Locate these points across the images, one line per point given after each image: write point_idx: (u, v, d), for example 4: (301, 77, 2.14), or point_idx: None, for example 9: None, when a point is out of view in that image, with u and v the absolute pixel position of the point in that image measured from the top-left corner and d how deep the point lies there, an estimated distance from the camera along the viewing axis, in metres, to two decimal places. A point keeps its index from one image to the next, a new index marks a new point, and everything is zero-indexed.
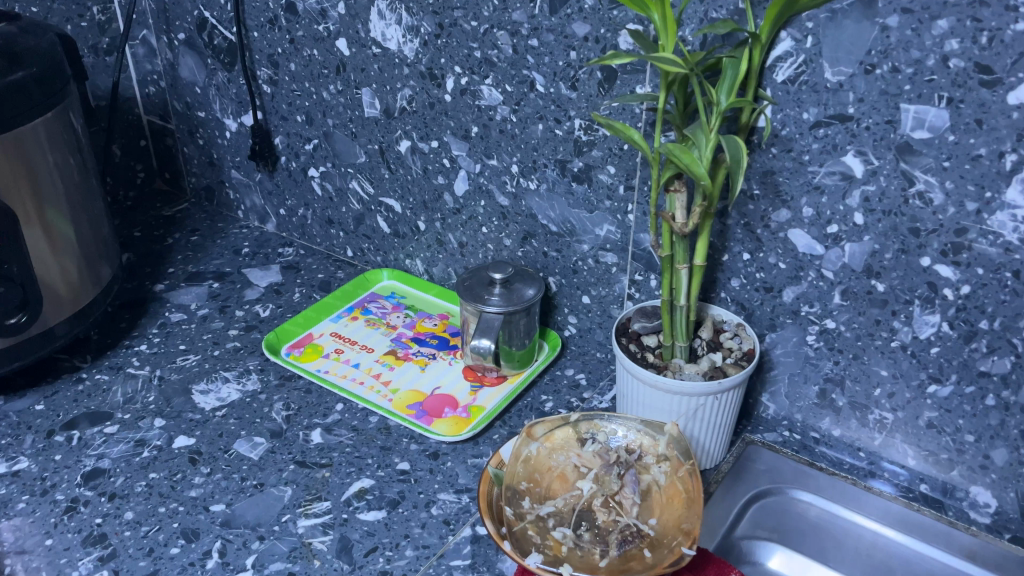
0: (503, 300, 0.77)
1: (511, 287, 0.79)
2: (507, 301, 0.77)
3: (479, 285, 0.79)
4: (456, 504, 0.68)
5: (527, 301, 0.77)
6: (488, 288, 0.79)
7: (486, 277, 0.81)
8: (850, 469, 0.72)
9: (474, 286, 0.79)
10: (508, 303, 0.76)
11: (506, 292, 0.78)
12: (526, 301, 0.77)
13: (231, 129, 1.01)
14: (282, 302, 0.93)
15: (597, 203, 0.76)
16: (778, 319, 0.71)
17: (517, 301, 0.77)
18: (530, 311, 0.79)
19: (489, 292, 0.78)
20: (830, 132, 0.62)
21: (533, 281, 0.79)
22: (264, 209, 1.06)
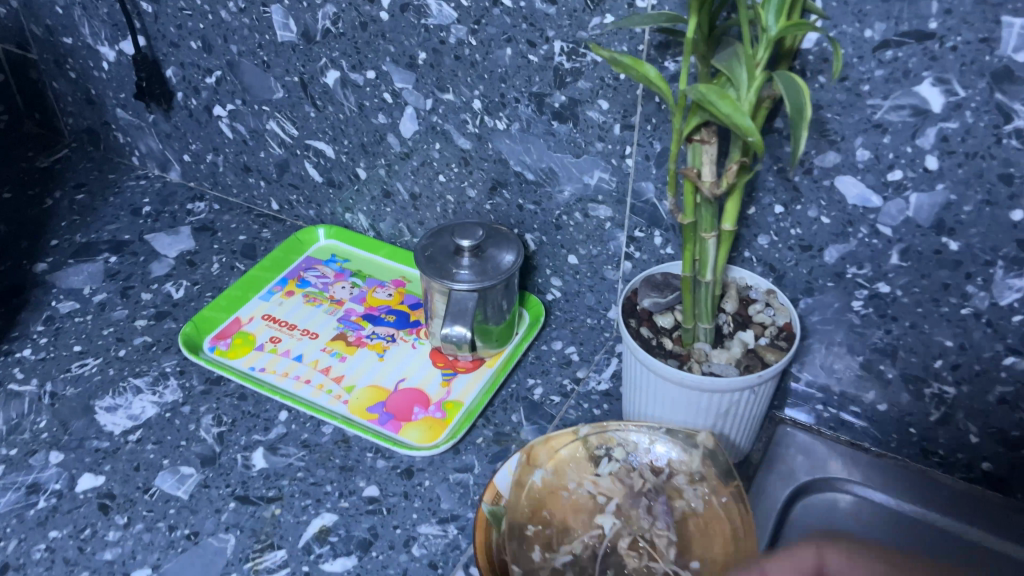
0: (478, 275, 0.63)
1: (483, 256, 0.64)
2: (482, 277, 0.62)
3: (443, 256, 0.64)
4: (443, 540, 0.56)
5: (505, 274, 0.63)
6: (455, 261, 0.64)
7: (449, 244, 0.65)
8: (899, 447, 0.61)
9: (436, 258, 0.64)
10: (483, 279, 0.62)
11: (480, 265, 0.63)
12: (503, 274, 0.63)
13: (108, 59, 0.81)
14: (198, 276, 0.77)
15: (586, 146, 0.61)
16: (816, 282, 0.58)
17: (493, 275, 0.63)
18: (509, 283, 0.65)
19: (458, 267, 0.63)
20: (901, 55, 0.47)
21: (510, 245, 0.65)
22: (164, 155, 0.87)
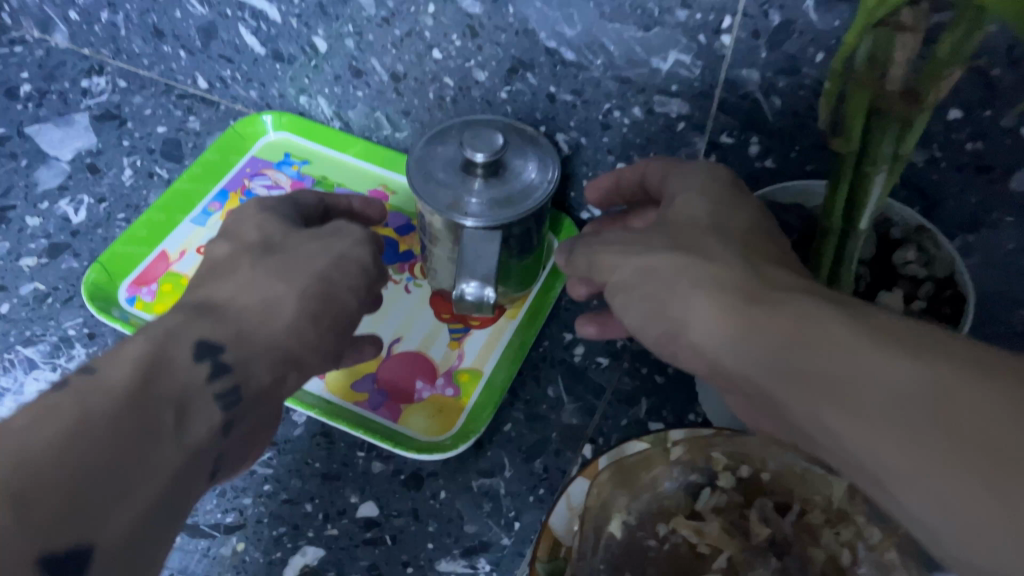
0: (498, 206, 0.43)
1: (504, 175, 0.44)
2: (505, 211, 0.42)
3: (447, 175, 0.44)
4: None
5: (537, 205, 0.43)
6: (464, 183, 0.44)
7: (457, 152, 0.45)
8: None
9: (438, 178, 0.44)
10: (506, 214, 0.42)
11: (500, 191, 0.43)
12: (534, 204, 0.43)
13: None
14: (105, 190, 0.57)
15: (663, 15, 0.41)
16: (986, 213, 0.41)
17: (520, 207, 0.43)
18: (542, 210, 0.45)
19: (469, 193, 0.43)
20: None
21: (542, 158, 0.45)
22: (40, 12, 0.63)
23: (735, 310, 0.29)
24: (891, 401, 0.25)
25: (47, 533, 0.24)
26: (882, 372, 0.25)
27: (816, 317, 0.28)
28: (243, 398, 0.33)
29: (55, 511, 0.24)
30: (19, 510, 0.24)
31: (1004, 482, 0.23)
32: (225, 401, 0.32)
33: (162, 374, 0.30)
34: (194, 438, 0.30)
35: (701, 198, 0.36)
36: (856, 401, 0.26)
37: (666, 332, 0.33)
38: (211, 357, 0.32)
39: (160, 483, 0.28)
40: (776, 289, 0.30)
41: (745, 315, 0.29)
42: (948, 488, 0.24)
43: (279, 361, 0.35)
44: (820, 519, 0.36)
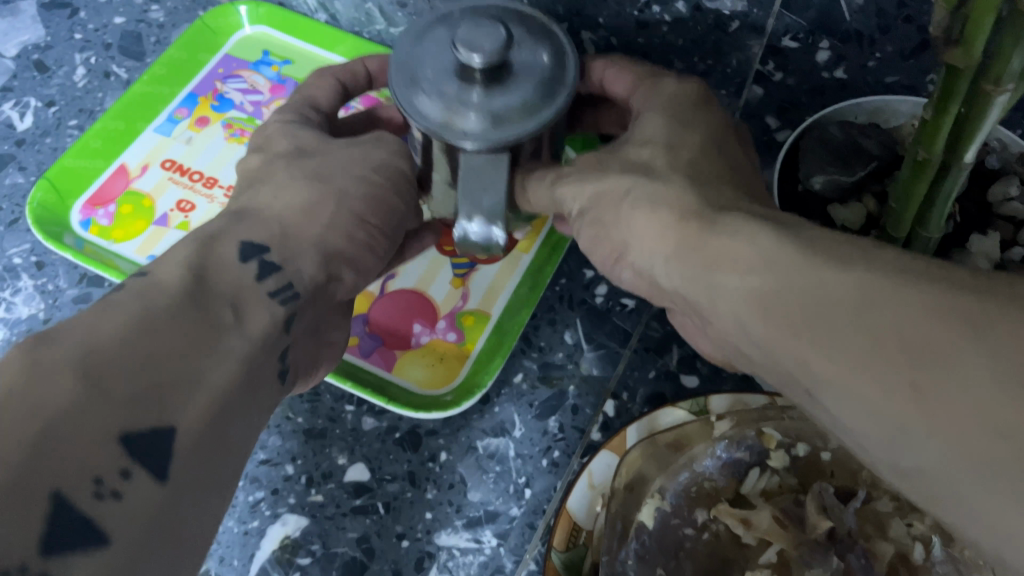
0: (498, 124, 0.31)
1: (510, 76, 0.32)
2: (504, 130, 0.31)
3: (431, 76, 0.32)
4: (477, 559, 0.36)
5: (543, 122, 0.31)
6: (453, 92, 0.32)
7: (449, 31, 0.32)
8: None
9: (418, 78, 0.32)
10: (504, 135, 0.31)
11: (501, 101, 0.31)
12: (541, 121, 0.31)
13: None
14: (55, 91, 0.49)
15: None
16: None
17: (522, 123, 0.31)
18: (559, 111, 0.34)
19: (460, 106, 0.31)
20: None
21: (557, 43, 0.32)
22: None
23: (653, 226, 0.26)
24: (806, 300, 0.20)
25: (122, 405, 0.22)
26: (794, 272, 0.21)
27: (741, 225, 0.23)
28: (301, 297, 0.30)
29: (131, 385, 0.23)
30: (92, 384, 0.22)
31: (930, 387, 0.18)
32: (283, 298, 0.29)
33: (234, 233, 0.30)
34: (261, 332, 0.28)
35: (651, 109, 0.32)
36: (828, 340, 0.19)
37: (602, 249, 0.30)
38: (259, 256, 0.29)
39: (231, 371, 0.26)
40: (712, 203, 0.26)
41: (673, 223, 0.26)
42: (878, 407, 0.18)
43: (331, 262, 0.33)
44: (890, 507, 0.31)
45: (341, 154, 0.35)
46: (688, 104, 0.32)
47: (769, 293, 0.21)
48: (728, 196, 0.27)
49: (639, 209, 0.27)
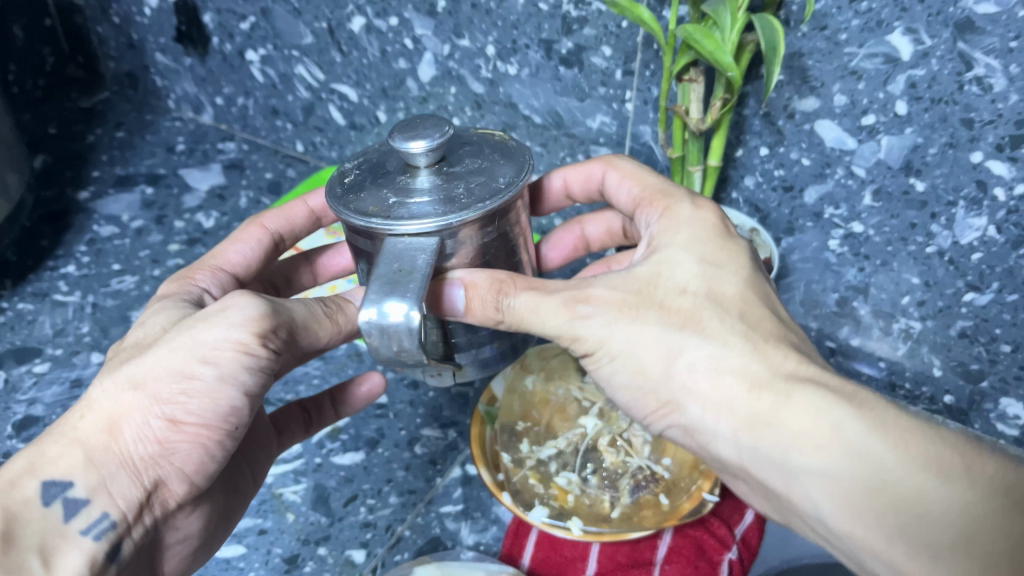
0: (418, 209, 0.40)
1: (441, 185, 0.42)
2: (416, 215, 0.40)
3: (388, 179, 0.43)
4: (442, 441, 0.62)
5: (451, 219, 0.39)
6: (394, 186, 0.42)
7: (397, 166, 0.45)
8: (869, 380, 0.67)
9: (376, 183, 0.43)
10: (413, 223, 0.39)
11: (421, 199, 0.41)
12: (447, 218, 0.39)
13: (150, 5, 0.86)
14: (228, 209, 0.83)
15: (590, 90, 0.65)
16: (796, 222, 0.63)
17: (433, 214, 0.40)
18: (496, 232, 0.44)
19: (395, 195, 0.42)
20: (875, 5, 0.51)
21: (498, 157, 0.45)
22: (198, 98, 0.92)
23: (741, 405, 0.41)
24: (908, 514, 0.35)
25: None
26: (899, 491, 0.36)
27: (833, 424, 0.38)
28: (116, 523, 0.41)
29: None
30: None
31: None
32: (98, 531, 0.40)
33: (73, 431, 0.41)
34: None
35: (691, 260, 0.46)
36: (925, 536, 0.35)
37: (657, 400, 0.45)
38: (62, 495, 0.40)
39: None
40: (786, 380, 0.41)
41: (756, 406, 0.41)
42: None
43: (146, 474, 0.42)
44: None
45: (165, 352, 0.41)
46: (710, 249, 0.46)
47: (869, 494, 0.37)
48: (783, 362, 0.42)
49: (726, 380, 0.42)
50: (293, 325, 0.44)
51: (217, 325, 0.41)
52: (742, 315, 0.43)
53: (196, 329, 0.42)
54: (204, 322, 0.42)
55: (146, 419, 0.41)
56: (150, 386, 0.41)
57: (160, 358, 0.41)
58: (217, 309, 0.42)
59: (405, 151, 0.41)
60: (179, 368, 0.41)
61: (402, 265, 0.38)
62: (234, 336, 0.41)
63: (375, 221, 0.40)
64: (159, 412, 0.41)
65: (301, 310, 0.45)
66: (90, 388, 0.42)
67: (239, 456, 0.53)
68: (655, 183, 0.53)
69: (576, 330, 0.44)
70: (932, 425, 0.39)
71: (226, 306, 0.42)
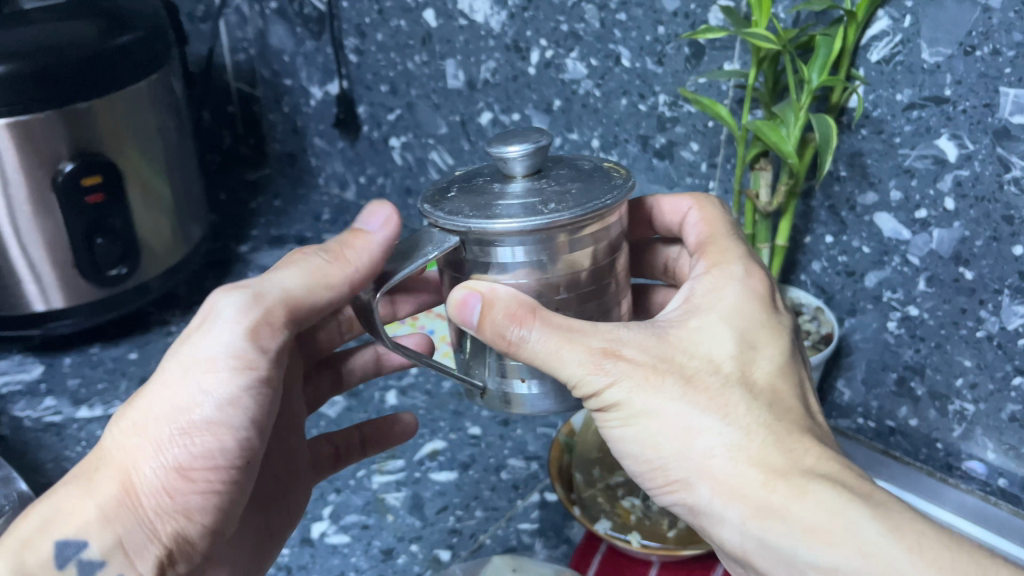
0: (473, 211, 0.43)
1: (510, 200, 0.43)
2: (469, 215, 0.43)
3: (489, 181, 0.47)
4: (526, 470, 0.70)
5: (500, 223, 0.41)
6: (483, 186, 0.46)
7: (493, 176, 0.47)
8: (927, 459, 0.72)
9: (479, 184, 0.47)
10: (463, 222, 0.42)
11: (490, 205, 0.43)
12: (497, 224, 0.41)
13: (316, 97, 1.04)
14: None
15: (678, 180, 0.76)
16: (858, 304, 0.70)
17: (483, 218, 0.42)
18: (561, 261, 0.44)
19: (473, 194, 0.45)
20: (924, 114, 0.60)
21: (590, 184, 0.45)
22: (345, 176, 1.08)
23: (755, 494, 0.44)
24: None
25: None
26: None
27: (847, 522, 0.42)
28: None
29: None
30: None
31: None
32: None
33: (92, 485, 0.46)
34: None
35: (722, 336, 0.47)
36: None
37: (664, 476, 0.47)
38: (78, 555, 0.45)
39: None
40: (802, 472, 0.44)
41: (771, 496, 0.43)
42: None
43: (161, 534, 0.47)
44: None
45: (173, 391, 0.47)
46: (746, 322, 0.49)
47: None
48: (801, 451, 0.45)
49: (744, 465, 0.44)
50: (288, 301, 0.50)
51: (205, 339, 0.48)
52: (769, 402, 0.46)
53: (188, 350, 0.48)
54: (205, 359, 0.47)
55: (161, 465, 0.46)
56: (155, 428, 0.46)
57: (161, 395, 0.47)
58: (199, 327, 0.48)
59: (497, 157, 0.44)
60: (180, 403, 0.46)
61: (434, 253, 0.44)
62: (222, 354, 0.47)
63: (440, 211, 0.45)
64: (169, 457, 0.46)
65: (294, 275, 0.50)
66: (102, 440, 0.47)
67: (270, 506, 0.60)
68: (727, 237, 0.56)
69: (595, 385, 0.45)
70: (940, 529, 0.42)
71: (208, 319, 0.48)
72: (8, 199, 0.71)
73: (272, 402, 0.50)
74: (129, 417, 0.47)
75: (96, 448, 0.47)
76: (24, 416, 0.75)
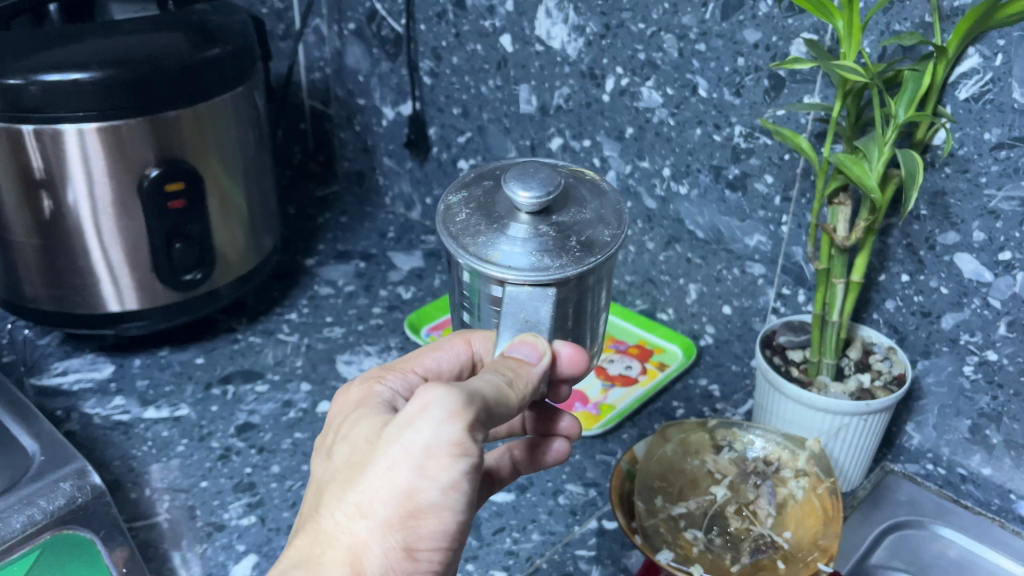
0: (520, 259, 0.50)
1: (530, 246, 0.51)
2: (523, 264, 0.50)
3: (501, 210, 0.53)
4: (583, 496, 0.69)
5: (560, 272, 0.50)
6: (499, 226, 0.52)
7: (506, 202, 0.53)
8: (999, 511, 0.69)
9: (494, 212, 0.53)
10: (526, 272, 0.50)
11: (531, 249, 0.50)
12: (557, 272, 0.50)
13: (388, 117, 1.05)
14: (423, 286, 0.97)
15: (750, 212, 0.75)
16: (933, 346, 0.68)
17: (534, 267, 0.50)
18: (580, 298, 0.53)
19: (498, 236, 0.52)
20: (1012, 154, 0.59)
21: (585, 213, 0.53)
22: (411, 196, 1.10)
23: None
24: None
25: None
26: None
27: None
28: None
29: None
30: None
31: None
32: None
33: (318, 569, 0.42)
34: None
35: None
36: None
37: None
38: None
39: None
40: None
41: None
42: None
43: None
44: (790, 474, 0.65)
45: (388, 484, 0.42)
46: None
47: None
48: None
49: None
50: (490, 407, 0.43)
51: (422, 430, 0.41)
52: None
53: (407, 437, 0.42)
54: (417, 453, 0.41)
55: (389, 553, 0.42)
56: (380, 512, 0.42)
57: (381, 487, 0.42)
58: (408, 414, 0.42)
59: (514, 196, 0.50)
60: (404, 491, 0.41)
61: (527, 316, 0.48)
62: (441, 444, 0.41)
63: (486, 261, 0.50)
64: (397, 542, 0.42)
65: (486, 385, 0.43)
66: (319, 518, 0.43)
67: None
68: None
69: None
70: None
71: (417, 408, 0.42)
72: (94, 202, 0.73)
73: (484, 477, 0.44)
74: (349, 498, 0.43)
75: (313, 524, 0.44)
76: (94, 413, 0.77)
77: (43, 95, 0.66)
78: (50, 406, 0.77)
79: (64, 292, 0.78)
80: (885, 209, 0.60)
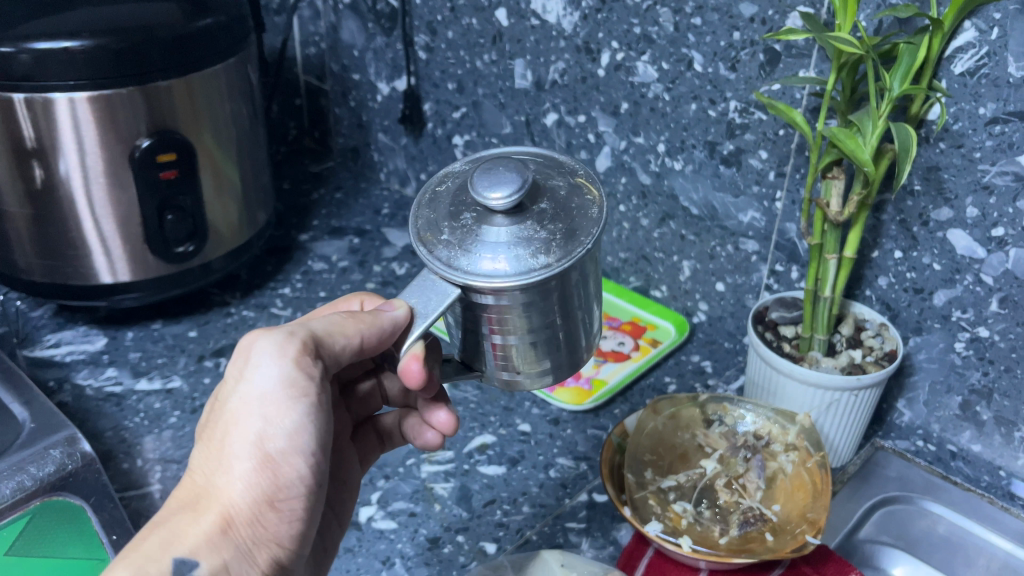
0: (444, 252, 0.42)
1: (462, 242, 0.42)
2: (443, 257, 0.42)
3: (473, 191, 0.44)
4: (574, 470, 0.70)
5: (467, 279, 0.41)
6: (459, 210, 0.44)
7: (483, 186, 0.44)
8: (988, 487, 0.70)
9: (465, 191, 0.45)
10: (445, 267, 0.42)
11: (475, 248, 0.42)
12: (464, 277, 0.41)
13: (383, 93, 1.05)
14: (417, 262, 0.97)
15: (744, 188, 0.75)
16: (925, 323, 0.69)
17: (451, 266, 0.42)
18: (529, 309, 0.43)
19: (448, 218, 0.44)
20: (1007, 129, 0.58)
21: (567, 219, 0.43)
22: (406, 172, 1.09)
23: None
24: None
25: None
26: None
27: None
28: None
29: None
30: None
31: None
32: None
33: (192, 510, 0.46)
34: None
35: None
36: None
37: None
38: None
39: None
40: None
41: None
42: None
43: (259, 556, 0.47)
44: (781, 448, 0.65)
45: (247, 426, 0.46)
46: None
47: None
48: None
49: None
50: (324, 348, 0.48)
51: (262, 371, 0.47)
52: None
53: (249, 382, 0.47)
54: (267, 392, 0.47)
55: (252, 491, 0.46)
56: (236, 453, 0.46)
57: (236, 428, 0.47)
58: (246, 366, 0.48)
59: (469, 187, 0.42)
60: (255, 432, 0.46)
61: (417, 304, 0.43)
62: (278, 387, 0.47)
63: (424, 248, 0.43)
64: (257, 479, 0.46)
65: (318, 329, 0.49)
66: (189, 471, 0.47)
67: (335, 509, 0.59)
68: None
69: None
70: None
71: (251, 357, 0.48)
72: (85, 172, 0.73)
73: (331, 425, 0.49)
74: (210, 451, 0.47)
75: (185, 478, 0.47)
76: (86, 385, 0.77)
77: (35, 63, 0.66)
78: (42, 377, 0.77)
79: (56, 263, 0.77)
80: (878, 183, 0.60)
